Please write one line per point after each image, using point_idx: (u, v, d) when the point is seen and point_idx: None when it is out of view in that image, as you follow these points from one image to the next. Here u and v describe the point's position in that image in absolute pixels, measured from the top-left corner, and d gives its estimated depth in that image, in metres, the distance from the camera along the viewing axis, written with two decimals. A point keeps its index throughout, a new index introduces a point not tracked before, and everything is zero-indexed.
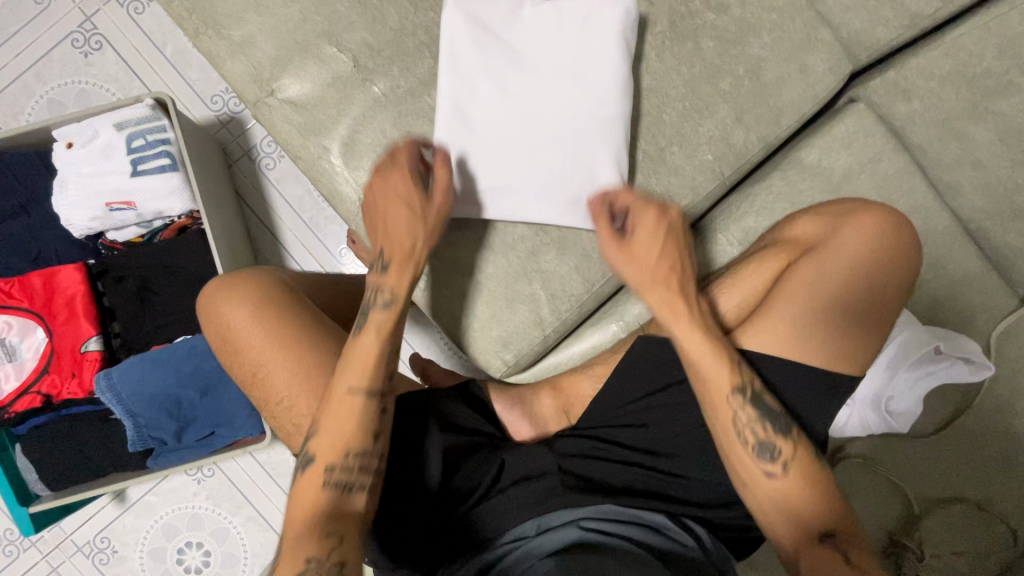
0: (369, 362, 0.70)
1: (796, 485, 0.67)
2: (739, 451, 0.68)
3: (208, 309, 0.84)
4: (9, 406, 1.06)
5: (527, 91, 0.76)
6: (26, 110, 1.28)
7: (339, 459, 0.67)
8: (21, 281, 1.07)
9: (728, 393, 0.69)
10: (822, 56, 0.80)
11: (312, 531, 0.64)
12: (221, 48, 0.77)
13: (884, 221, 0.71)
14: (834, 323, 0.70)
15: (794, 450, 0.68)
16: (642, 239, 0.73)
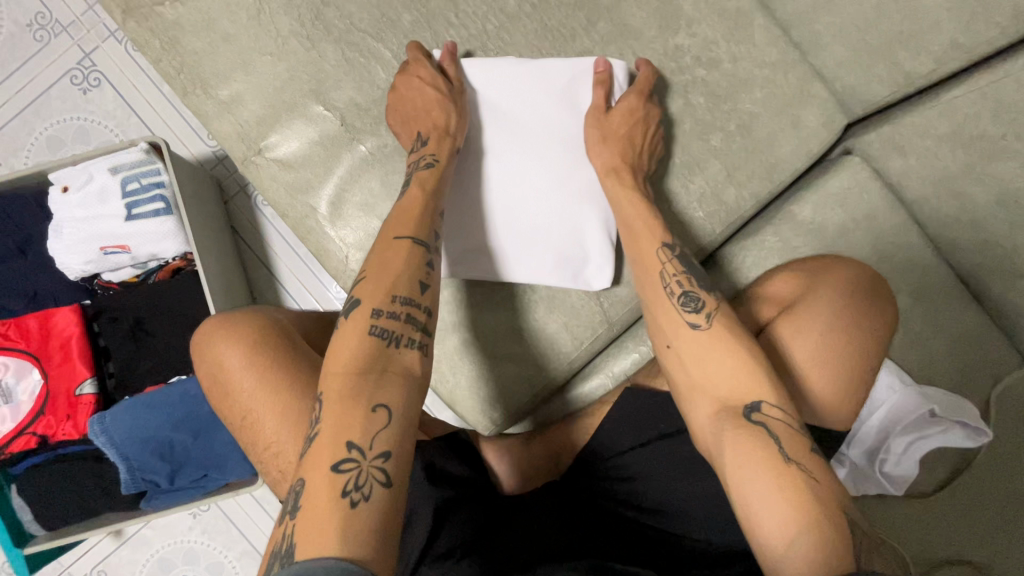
0: (402, 265, 0.67)
1: (717, 337, 0.66)
2: (666, 309, 0.70)
3: (205, 349, 0.83)
4: (4, 445, 1.07)
5: (512, 152, 0.76)
6: (25, 146, 1.29)
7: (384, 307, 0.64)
8: (18, 323, 1.08)
9: (655, 250, 0.72)
10: (815, 111, 0.79)
11: (348, 418, 0.57)
12: (209, 107, 0.77)
13: (858, 279, 0.73)
14: (815, 387, 0.70)
15: (718, 306, 0.69)
16: (616, 116, 0.74)
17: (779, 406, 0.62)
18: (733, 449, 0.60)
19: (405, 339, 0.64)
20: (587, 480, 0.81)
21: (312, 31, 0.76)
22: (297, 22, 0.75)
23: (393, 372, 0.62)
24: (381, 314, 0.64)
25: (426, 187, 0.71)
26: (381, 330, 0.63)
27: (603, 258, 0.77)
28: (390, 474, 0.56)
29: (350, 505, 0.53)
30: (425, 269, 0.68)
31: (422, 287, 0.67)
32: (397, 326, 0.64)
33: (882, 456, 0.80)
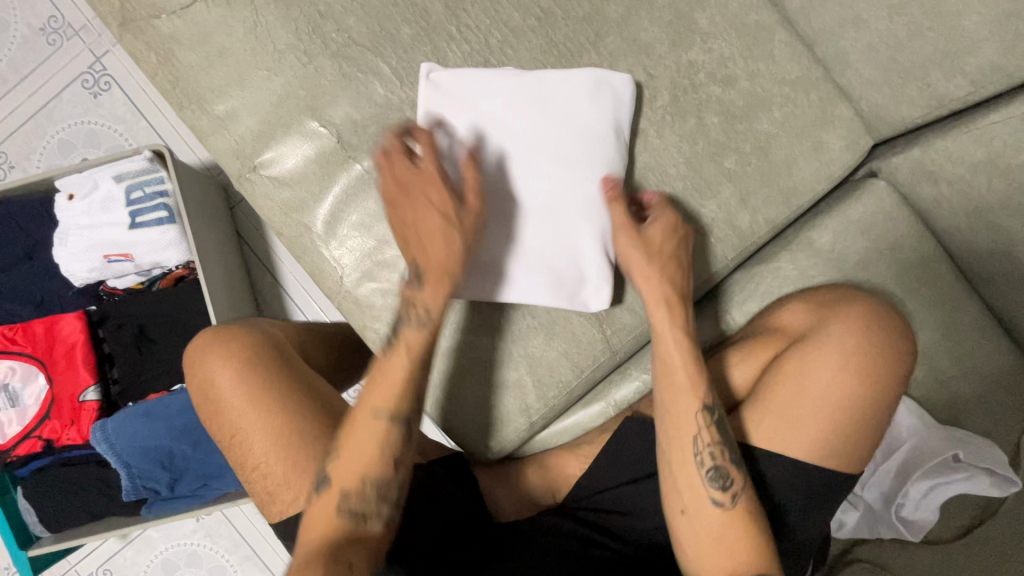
0: (375, 446, 0.67)
1: (734, 522, 0.63)
2: (691, 474, 0.66)
3: (194, 364, 0.79)
4: (11, 449, 1.09)
5: (505, 168, 0.71)
6: (37, 150, 1.30)
7: (355, 482, 0.66)
8: (25, 328, 1.09)
9: (693, 413, 0.67)
10: (837, 132, 0.74)
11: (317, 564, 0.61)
12: (204, 122, 0.75)
13: (879, 322, 0.68)
14: (824, 428, 0.66)
15: (743, 485, 0.65)
16: (656, 233, 0.71)
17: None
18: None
19: (372, 513, 0.66)
20: (585, 504, 0.77)
21: (309, 45, 0.73)
22: (295, 36, 0.73)
23: (364, 538, 0.65)
24: (348, 489, 0.66)
25: (413, 356, 0.69)
26: (349, 510, 0.65)
27: (601, 281, 0.73)
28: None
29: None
30: (401, 445, 0.69)
31: (395, 463, 0.68)
32: (366, 503, 0.66)
33: (898, 501, 0.74)
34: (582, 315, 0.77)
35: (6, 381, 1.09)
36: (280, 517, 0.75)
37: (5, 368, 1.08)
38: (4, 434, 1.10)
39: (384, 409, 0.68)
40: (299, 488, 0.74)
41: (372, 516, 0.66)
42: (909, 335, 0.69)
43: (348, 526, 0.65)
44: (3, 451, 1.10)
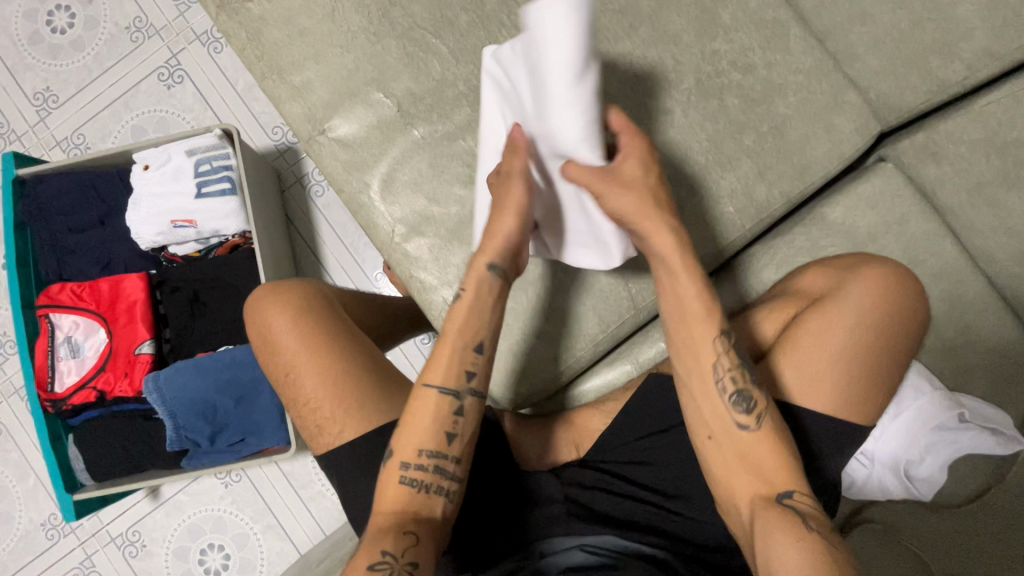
0: (429, 418, 0.71)
1: (765, 440, 0.67)
2: (714, 401, 0.70)
3: (253, 309, 0.84)
4: (68, 398, 1.16)
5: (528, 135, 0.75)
6: (113, 133, 1.43)
7: (413, 456, 0.70)
8: (92, 286, 1.19)
9: (711, 342, 0.70)
10: (848, 117, 0.82)
11: (384, 535, 0.66)
12: (282, 91, 0.85)
13: (896, 274, 0.72)
14: (843, 381, 0.69)
15: (767, 406, 0.69)
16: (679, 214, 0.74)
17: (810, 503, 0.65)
18: (765, 538, 0.62)
19: (434, 486, 0.70)
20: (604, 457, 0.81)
21: (379, 27, 0.84)
22: (367, 19, 0.84)
23: (428, 516, 0.69)
24: (408, 465, 0.70)
25: (458, 333, 0.73)
26: (411, 481, 0.70)
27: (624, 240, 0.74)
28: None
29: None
30: (453, 417, 0.72)
31: (450, 437, 0.71)
32: (426, 475, 0.70)
33: (909, 461, 0.76)
34: (610, 273, 0.84)
35: (69, 335, 1.18)
36: (327, 450, 0.79)
37: (70, 321, 1.18)
38: (63, 383, 1.17)
39: (436, 390, 0.72)
40: (345, 422, 0.78)
41: (435, 489, 0.70)
42: (920, 294, 0.72)
43: (413, 500, 0.69)
44: (59, 400, 1.17)
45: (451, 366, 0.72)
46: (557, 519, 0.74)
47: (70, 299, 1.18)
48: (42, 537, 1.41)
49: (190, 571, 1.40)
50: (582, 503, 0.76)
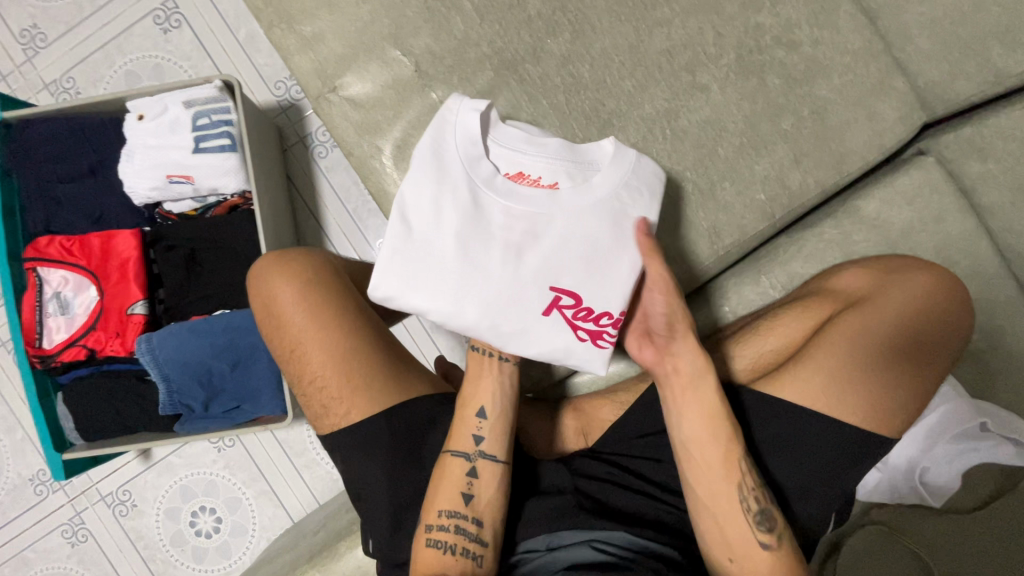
0: (449, 485, 0.71)
1: (782, 564, 0.66)
2: (738, 523, 0.67)
3: (259, 280, 0.81)
4: (57, 354, 1.13)
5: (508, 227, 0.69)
6: (105, 78, 1.35)
7: (436, 519, 0.69)
8: (82, 241, 1.14)
9: (736, 461, 0.68)
10: (894, 104, 0.77)
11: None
12: (291, 42, 0.79)
13: (937, 284, 0.71)
14: (877, 389, 0.69)
15: (785, 530, 0.68)
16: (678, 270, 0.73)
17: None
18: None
19: (460, 548, 0.68)
20: (615, 448, 0.81)
21: None
22: None
23: (457, 574, 0.66)
24: (432, 529, 0.69)
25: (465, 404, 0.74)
26: (437, 544, 0.68)
27: (639, 212, 0.71)
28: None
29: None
30: (468, 480, 0.71)
31: (468, 498, 0.70)
32: (452, 537, 0.68)
33: (924, 465, 0.77)
34: None
35: (58, 290, 1.14)
36: (334, 430, 0.76)
37: (59, 277, 1.13)
38: (51, 340, 1.13)
39: (450, 455, 0.72)
40: (351, 401, 0.76)
41: (462, 550, 0.68)
42: (966, 305, 0.72)
43: (442, 563, 0.67)
44: (47, 356, 1.13)
45: (461, 434, 0.73)
46: (566, 511, 0.73)
47: (59, 253, 1.12)
48: (30, 493, 1.39)
49: (181, 532, 1.39)
50: (592, 496, 0.75)
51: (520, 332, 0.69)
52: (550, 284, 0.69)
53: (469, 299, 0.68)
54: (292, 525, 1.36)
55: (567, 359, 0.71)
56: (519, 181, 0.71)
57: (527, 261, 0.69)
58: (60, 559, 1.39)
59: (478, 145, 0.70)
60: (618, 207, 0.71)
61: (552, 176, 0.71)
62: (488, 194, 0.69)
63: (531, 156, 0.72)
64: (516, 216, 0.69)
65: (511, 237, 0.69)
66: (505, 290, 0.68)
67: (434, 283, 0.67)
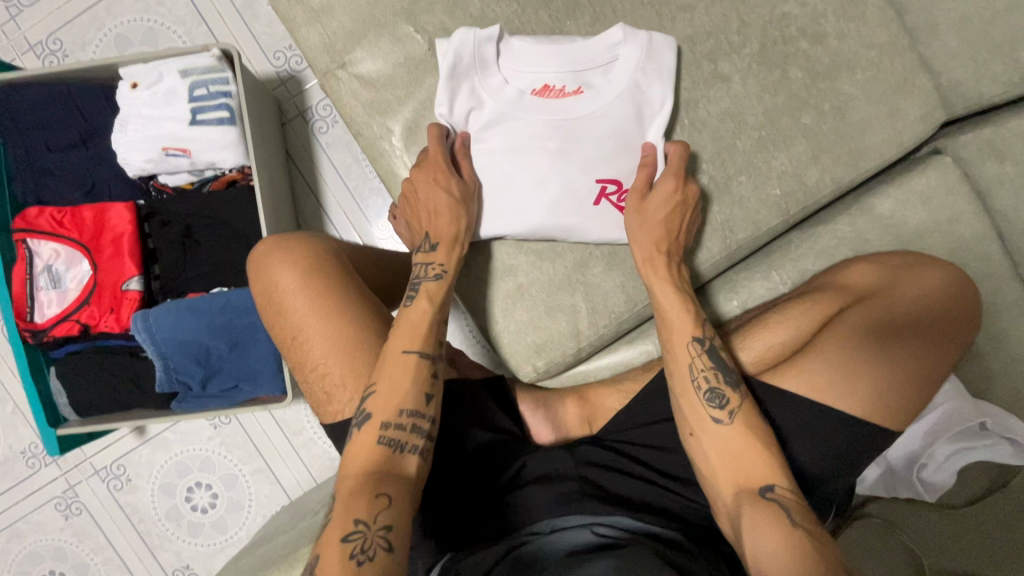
0: (410, 382, 0.69)
1: (741, 434, 0.68)
2: (682, 363, 0.72)
3: (260, 266, 0.79)
4: (48, 329, 1.10)
5: (543, 127, 0.75)
6: (94, 42, 1.28)
7: (394, 416, 0.67)
8: (74, 213, 1.10)
9: (687, 343, 0.73)
10: (916, 102, 0.77)
11: (355, 500, 0.62)
12: (298, 14, 0.76)
13: (957, 291, 0.71)
14: (882, 377, 0.67)
15: (742, 403, 0.69)
16: (654, 204, 0.74)
17: (790, 490, 0.64)
18: (751, 521, 0.62)
19: (409, 446, 0.67)
20: (620, 437, 0.80)
21: None
22: None
23: (401, 474, 0.66)
24: (388, 426, 0.67)
25: (432, 300, 0.74)
26: (388, 441, 0.66)
27: (644, 55, 0.74)
28: (393, 542, 0.61)
29: (356, 566, 0.58)
30: (431, 379, 0.71)
31: (429, 398, 0.70)
32: (405, 435, 0.67)
33: (923, 461, 0.77)
34: None
35: (49, 263, 1.11)
36: (335, 418, 0.75)
37: (50, 250, 1.10)
38: (43, 314, 1.10)
39: (416, 354, 0.70)
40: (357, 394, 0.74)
41: (411, 449, 0.67)
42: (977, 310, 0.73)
43: (390, 460, 0.66)
44: (39, 330, 1.10)
45: (427, 332, 0.72)
46: (571, 497, 0.72)
47: (49, 226, 1.09)
48: (21, 465, 1.38)
49: (177, 507, 1.40)
50: (596, 483, 0.75)
51: (580, 223, 0.77)
52: (595, 177, 0.76)
53: (527, 203, 0.76)
54: (289, 502, 1.36)
55: (623, 237, 0.79)
56: (547, 95, 0.75)
57: (572, 160, 0.75)
58: (55, 531, 1.39)
59: (492, 65, 0.75)
60: (637, 92, 0.75)
61: (575, 81, 0.75)
62: (509, 108, 0.75)
63: (549, 70, 0.75)
64: (554, 128, 0.75)
65: (548, 144, 0.75)
66: (561, 189, 0.76)
67: (493, 198, 0.76)
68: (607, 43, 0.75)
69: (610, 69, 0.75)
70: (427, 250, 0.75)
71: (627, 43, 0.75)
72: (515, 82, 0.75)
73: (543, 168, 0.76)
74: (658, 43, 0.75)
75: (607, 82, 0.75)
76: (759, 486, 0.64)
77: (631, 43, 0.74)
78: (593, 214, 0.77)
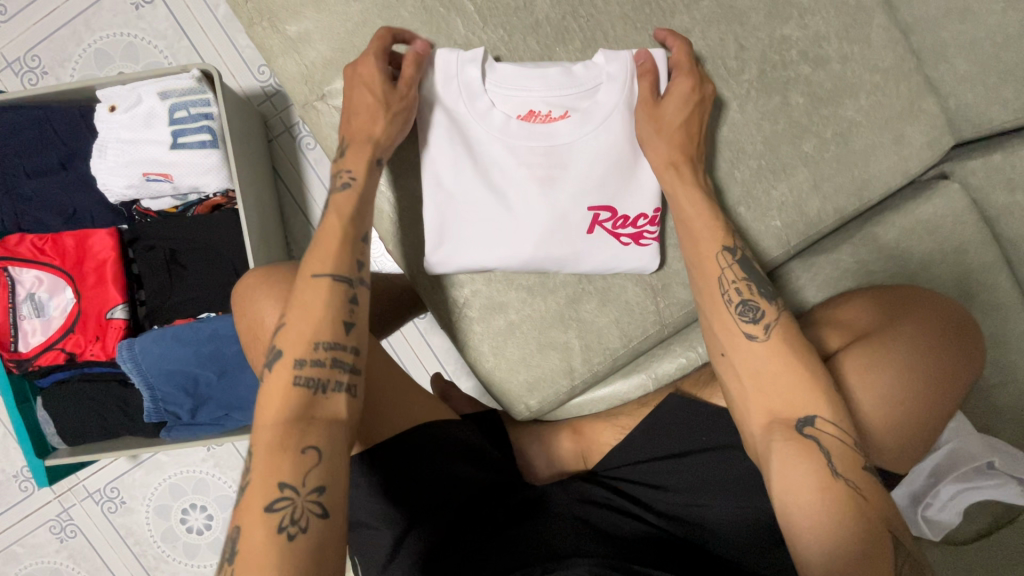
0: (323, 307, 0.63)
1: (774, 352, 0.64)
2: (711, 295, 0.68)
3: (243, 305, 0.76)
4: (33, 359, 1.08)
5: (532, 157, 0.72)
6: (73, 58, 1.24)
7: (307, 351, 0.61)
8: (55, 240, 1.07)
9: (716, 254, 0.69)
10: (922, 127, 0.74)
11: (280, 461, 0.57)
12: (274, 42, 0.72)
13: (959, 322, 0.68)
14: (875, 424, 0.65)
15: (778, 316, 0.65)
16: (672, 103, 0.70)
17: (834, 424, 0.60)
18: (782, 458, 0.59)
19: (331, 383, 0.61)
20: (616, 474, 0.78)
21: None
22: None
23: (326, 417, 0.60)
24: (303, 363, 0.61)
25: (344, 215, 0.67)
26: (305, 379, 0.60)
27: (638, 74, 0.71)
28: (328, 507, 0.56)
29: (287, 540, 0.54)
30: (350, 306, 0.65)
31: (349, 326, 0.64)
32: (323, 371, 0.61)
33: (927, 500, 0.74)
34: (637, 282, 0.78)
35: (32, 291, 1.08)
36: None
37: (33, 277, 1.07)
38: (27, 344, 1.08)
39: (327, 277, 0.64)
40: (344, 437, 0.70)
41: (327, 386, 0.61)
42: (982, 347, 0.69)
43: (307, 399, 0.60)
44: (24, 360, 1.08)
45: (342, 253, 0.66)
46: (565, 537, 0.69)
47: (30, 253, 1.06)
48: (14, 489, 1.37)
49: (172, 529, 1.38)
50: (590, 521, 0.71)
51: (572, 254, 0.74)
52: (587, 205, 0.73)
53: (514, 237, 0.74)
54: None
55: (619, 268, 0.76)
56: (531, 121, 0.72)
57: (561, 190, 0.73)
58: (50, 554, 1.38)
59: (480, 93, 0.71)
60: (628, 113, 0.72)
61: (561, 105, 0.72)
62: (498, 137, 0.72)
63: (537, 92, 0.71)
64: (541, 154, 0.72)
65: (536, 171, 0.73)
66: (547, 221, 0.73)
67: (478, 233, 0.74)
68: (591, 68, 0.71)
69: (599, 88, 0.71)
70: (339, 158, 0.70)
71: (615, 61, 0.71)
72: (504, 109, 0.72)
73: (532, 201, 0.73)
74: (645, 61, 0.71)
75: (595, 106, 0.71)
76: (796, 419, 0.61)
77: (617, 63, 0.71)
78: (585, 243, 0.75)
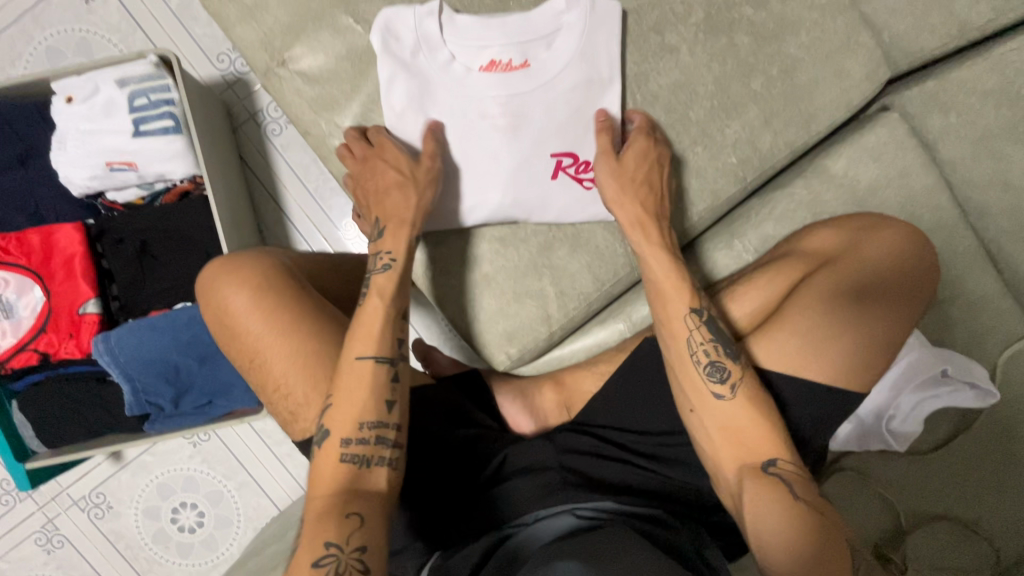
0: (368, 390, 0.67)
1: (743, 407, 0.67)
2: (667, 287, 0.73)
3: (207, 288, 0.77)
4: (7, 361, 1.06)
5: (499, 101, 0.74)
6: (23, 56, 1.22)
7: (356, 428, 0.66)
8: (19, 238, 1.05)
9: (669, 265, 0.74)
10: (860, 60, 0.78)
11: (326, 522, 0.61)
12: (231, 11, 0.73)
13: (916, 245, 0.72)
14: (853, 335, 0.68)
15: (743, 374, 0.68)
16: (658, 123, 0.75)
17: (793, 465, 0.65)
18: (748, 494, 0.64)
19: (375, 458, 0.66)
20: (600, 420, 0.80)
21: None
22: None
23: (371, 488, 0.65)
24: (350, 439, 0.65)
25: (385, 297, 0.71)
26: (353, 455, 0.65)
27: (597, 23, 0.74)
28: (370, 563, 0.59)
29: None
30: (390, 384, 0.69)
31: (390, 404, 0.68)
32: (368, 448, 0.66)
33: (890, 413, 0.79)
34: (605, 228, 0.81)
35: None
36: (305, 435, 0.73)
37: None
38: None
39: (371, 359, 0.68)
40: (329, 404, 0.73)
41: (378, 462, 0.66)
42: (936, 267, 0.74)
43: (355, 476, 0.64)
44: None
45: (383, 334, 0.70)
46: (552, 488, 0.71)
47: None
48: None
49: (163, 530, 1.37)
50: (575, 469, 0.74)
51: (538, 201, 0.77)
52: (550, 152, 0.76)
53: (486, 183, 0.76)
54: (278, 512, 1.35)
55: (582, 214, 0.79)
56: (493, 70, 0.74)
57: (524, 137, 0.75)
58: (38, 567, 1.36)
59: (441, 42, 0.73)
60: (585, 60, 0.74)
61: (520, 54, 0.74)
62: (463, 85, 0.74)
63: (496, 42, 0.73)
64: (503, 103, 0.74)
65: (499, 120, 0.75)
66: (513, 167, 0.75)
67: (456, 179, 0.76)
68: (550, 14, 0.73)
69: (557, 36, 0.74)
70: (378, 240, 0.73)
71: (570, 9, 0.73)
72: (466, 61, 0.74)
73: (501, 146, 0.75)
74: (600, 11, 0.74)
75: (552, 55, 0.74)
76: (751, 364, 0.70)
77: (575, 12, 0.73)
78: (550, 188, 0.77)
